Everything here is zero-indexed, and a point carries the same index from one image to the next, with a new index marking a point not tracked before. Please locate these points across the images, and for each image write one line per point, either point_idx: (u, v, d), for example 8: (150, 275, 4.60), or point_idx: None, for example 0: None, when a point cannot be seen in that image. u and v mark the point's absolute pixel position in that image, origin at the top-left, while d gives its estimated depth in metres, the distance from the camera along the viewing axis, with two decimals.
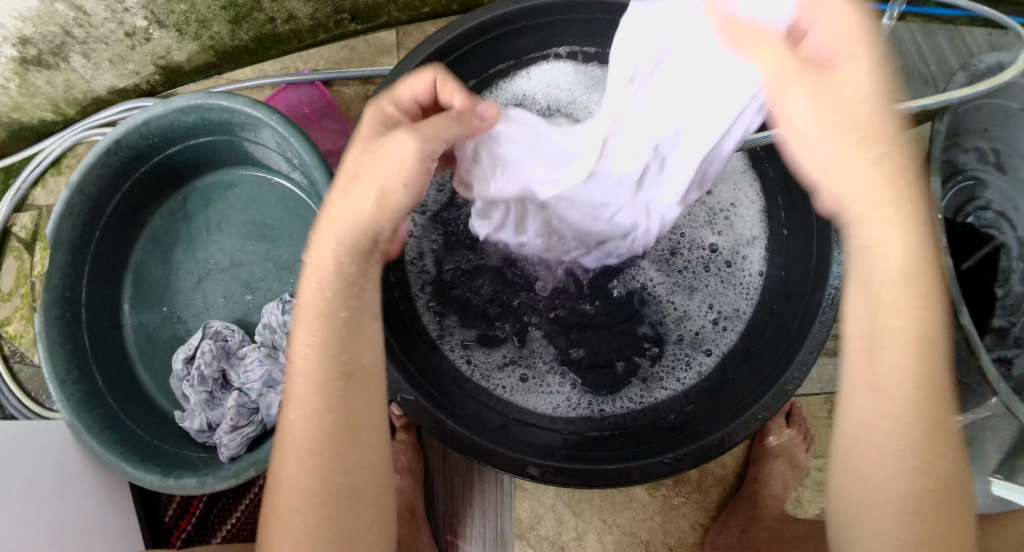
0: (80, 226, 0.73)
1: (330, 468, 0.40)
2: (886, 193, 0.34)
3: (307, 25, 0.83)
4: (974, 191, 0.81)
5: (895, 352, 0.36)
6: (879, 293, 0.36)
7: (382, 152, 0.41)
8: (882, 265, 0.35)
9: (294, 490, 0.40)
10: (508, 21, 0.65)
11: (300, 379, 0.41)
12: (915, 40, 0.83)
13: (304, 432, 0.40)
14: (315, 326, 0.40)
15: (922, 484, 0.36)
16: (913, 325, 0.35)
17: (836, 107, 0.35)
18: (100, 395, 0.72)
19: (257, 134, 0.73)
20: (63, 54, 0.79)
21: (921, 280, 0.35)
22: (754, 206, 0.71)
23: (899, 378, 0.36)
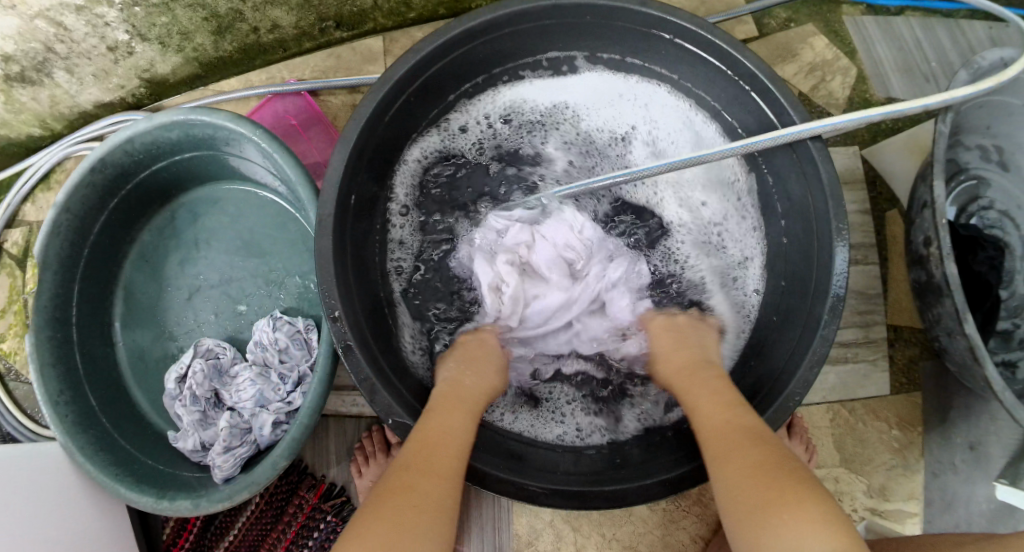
0: (68, 246, 0.72)
1: (443, 504, 0.45)
2: (686, 349, 0.61)
3: (291, 34, 0.81)
4: (977, 190, 0.79)
5: (703, 405, 0.52)
6: (690, 393, 0.55)
7: (488, 359, 0.63)
8: (688, 388, 0.55)
9: (413, 500, 0.44)
10: (495, 29, 0.63)
11: (445, 427, 0.51)
12: (915, 35, 0.81)
13: (444, 465, 0.47)
14: (468, 414, 0.54)
15: (755, 480, 0.42)
16: (708, 394, 0.53)
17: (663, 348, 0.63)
18: (93, 416, 0.71)
19: (242, 149, 0.72)
20: (45, 70, 0.78)
21: (699, 370, 0.57)
22: (746, 228, 0.71)
23: (714, 414, 0.50)
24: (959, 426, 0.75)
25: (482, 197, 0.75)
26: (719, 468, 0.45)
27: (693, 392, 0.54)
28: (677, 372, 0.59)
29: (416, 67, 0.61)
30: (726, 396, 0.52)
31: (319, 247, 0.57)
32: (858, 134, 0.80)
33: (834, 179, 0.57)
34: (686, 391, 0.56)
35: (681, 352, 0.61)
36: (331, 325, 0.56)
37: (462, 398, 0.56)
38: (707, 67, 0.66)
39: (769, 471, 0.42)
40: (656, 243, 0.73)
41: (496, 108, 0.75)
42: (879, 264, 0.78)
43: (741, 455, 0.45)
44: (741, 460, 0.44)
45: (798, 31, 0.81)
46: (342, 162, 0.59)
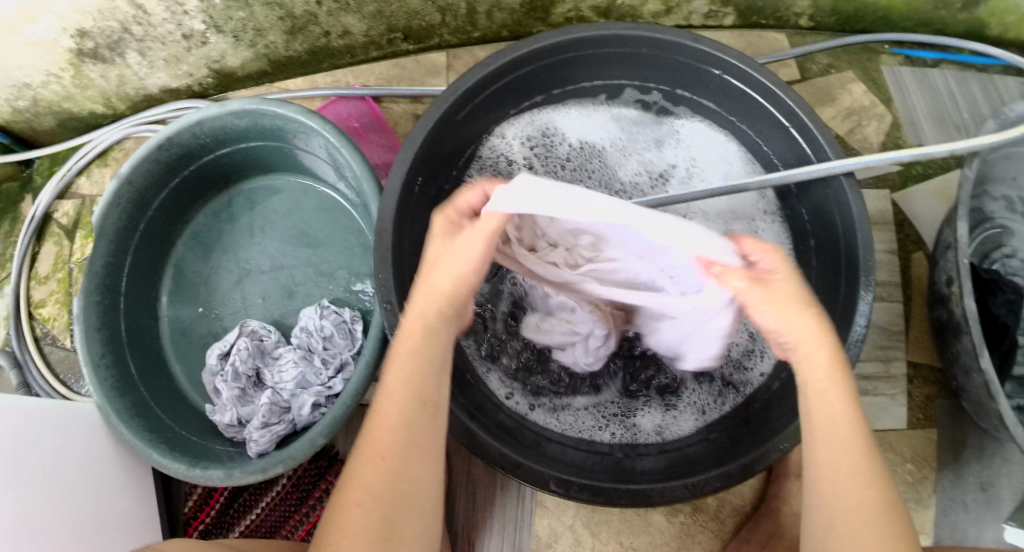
0: (125, 218, 0.75)
1: (397, 477, 0.47)
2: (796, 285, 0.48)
3: (361, 41, 0.85)
4: (1001, 239, 0.82)
5: (833, 395, 0.46)
6: (820, 397, 0.46)
7: (459, 251, 0.50)
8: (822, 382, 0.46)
9: (360, 496, 0.46)
10: (558, 51, 0.67)
11: (390, 396, 0.49)
12: (948, 88, 0.85)
13: (385, 444, 0.47)
14: (411, 359, 0.49)
15: (869, 497, 0.44)
16: (838, 395, 0.46)
17: (773, 298, 0.46)
18: (132, 383, 0.73)
19: (307, 142, 0.75)
20: (119, 50, 0.82)
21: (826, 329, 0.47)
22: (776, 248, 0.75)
23: (831, 429, 0.45)
24: (973, 467, 0.78)
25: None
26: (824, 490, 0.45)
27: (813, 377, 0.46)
28: (799, 337, 0.46)
29: (484, 81, 0.65)
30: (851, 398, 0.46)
31: (380, 236, 0.60)
32: (889, 177, 0.84)
33: (864, 213, 0.60)
34: (819, 380, 0.46)
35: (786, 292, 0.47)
36: (384, 311, 0.59)
37: (406, 339, 0.50)
38: (752, 106, 0.70)
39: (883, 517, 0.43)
40: None
41: (547, 130, 0.80)
42: (903, 302, 0.81)
43: (866, 472, 0.44)
44: (849, 482, 0.44)
45: (838, 76, 0.86)
46: (408, 159, 0.62)
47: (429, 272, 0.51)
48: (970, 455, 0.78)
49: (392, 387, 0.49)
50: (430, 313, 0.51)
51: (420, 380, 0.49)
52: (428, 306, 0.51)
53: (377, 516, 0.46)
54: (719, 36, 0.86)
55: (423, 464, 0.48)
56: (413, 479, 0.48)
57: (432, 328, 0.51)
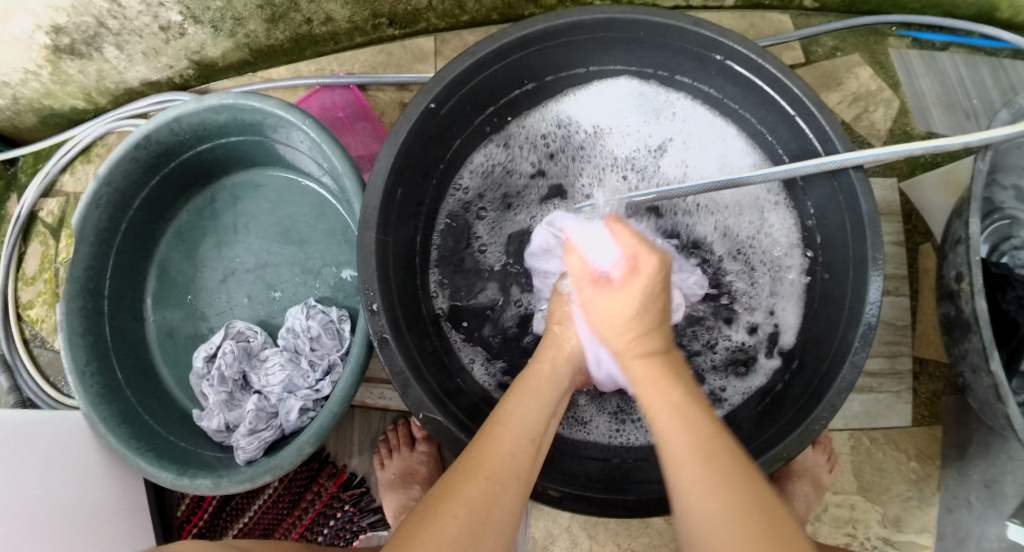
0: (105, 219, 0.73)
1: (493, 503, 0.42)
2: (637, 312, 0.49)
3: (344, 27, 0.82)
4: (1010, 229, 0.79)
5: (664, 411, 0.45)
6: (651, 402, 0.46)
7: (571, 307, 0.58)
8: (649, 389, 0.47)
9: (457, 508, 0.41)
10: (548, 37, 0.64)
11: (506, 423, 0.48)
12: (958, 70, 0.81)
13: (493, 465, 0.44)
14: (532, 396, 0.50)
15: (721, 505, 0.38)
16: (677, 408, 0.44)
17: (606, 310, 0.51)
18: (118, 388, 0.72)
19: (289, 136, 0.72)
20: (96, 44, 0.79)
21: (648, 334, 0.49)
22: (787, 240, 0.71)
23: (680, 436, 0.42)
24: (977, 464, 0.75)
25: (532, 204, 0.77)
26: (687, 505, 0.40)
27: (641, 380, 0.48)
28: (627, 340, 0.50)
29: (471, 69, 0.62)
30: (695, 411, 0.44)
31: (363, 238, 0.58)
32: (897, 165, 0.81)
33: (873, 207, 0.57)
34: (642, 380, 0.48)
35: (639, 308, 0.49)
36: (369, 315, 0.57)
37: (528, 381, 0.52)
38: (755, 92, 0.66)
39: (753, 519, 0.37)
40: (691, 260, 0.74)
41: (543, 119, 0.77)
42: (910, 296, 0.79)
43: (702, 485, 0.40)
44: (696, 494, 0.40)
45: (844, 60, 0.82)
46: (392, 156, 0.59)
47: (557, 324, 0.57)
48: (977, 452, 0.75)
49: (510, 418, 0.48)
50: (554, 360, 0.54)
51: (539, 420, 0.49)
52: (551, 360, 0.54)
53: (468, 533, 0.40)
54: (719, 18, 0.82)
55: (515, 504, 0.44)
56: (507, 511, 0.43)
57: (555, 389, 0.53)
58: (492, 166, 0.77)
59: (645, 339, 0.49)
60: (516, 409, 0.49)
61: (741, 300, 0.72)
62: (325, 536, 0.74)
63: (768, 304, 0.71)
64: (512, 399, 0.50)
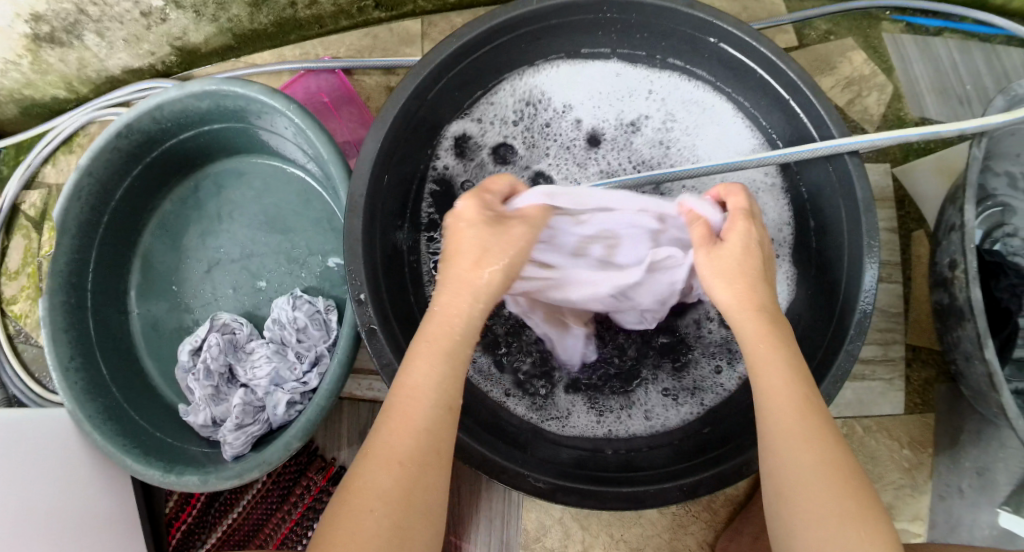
0: (88, 210, 0.71)
1: (410, 489, 0.40)
2: (752, 269, 0.48)
3: (329, 11, 0.80)
4: (1002, 217, 0.79)
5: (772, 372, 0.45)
6: (757, 357, 0.45)
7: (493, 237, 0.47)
8: (754, 338, 0.46)
9: (370, 502, 0.40)
10: (538, 19, 0.63)
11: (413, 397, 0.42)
12: (951, 55, 0.80)
13: (402, 447, 0.41)
14: (432, 353, 0.43)
15: (828, 477, 0.41)
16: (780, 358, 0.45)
17: (717, 269, 0.48)
18: (103, 383, 0.71)
19: (272, 123, 0.71)
20: (76, 32, 0.78)
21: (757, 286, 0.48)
22: (782, 218, 0.71)
23: (788, 395, 0.43)
24: (969, 452, 0.75)
25: (521, 181, 0.75)
26: (797, 460, 0.42)
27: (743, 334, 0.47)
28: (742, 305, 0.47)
29: (457, 52, 0.60)
30: (802, 369, 0.45)
31: (349, 226, 0.57)
32: (890, 151, 0.80)
33: (868, 193, 0.57)
34: (754, 336, 0.46)
35: (751, 261, 0.48)
36: (356, 306, 0.56)
37: (429, 337, 0.44)
38: (748, 75, 0.65)
39: (848, 477, 0.41)
40: None
41: (525, 98, 0.74)
42: (903, 283, 0.78)
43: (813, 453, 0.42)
44: (804, 463, 0.41)
45: (837, 44, 0.81)
46: (378, 143, 0.58)
47: (461, 257, 0.46)
48: (969, 440, 0.75)
49: (415, 385, 0.43)
50: (463, 307, 0.45)
51: (443, 384, 0.43)
52: (459, 314, 0.45)
53: (389, 527, 0.39)
54: (712, 1, 0.81)
55: (438, 479, 0.42)
56: (428, 489, 0.41)
57: (468, 329, 0.45)
58: (478, 145, 0.74)
59: (755, 291, 0.47)
60: (420, 372, 0.43)
61: None
62: (315, 531, 0.74)
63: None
64: (418, 364, 0.43)
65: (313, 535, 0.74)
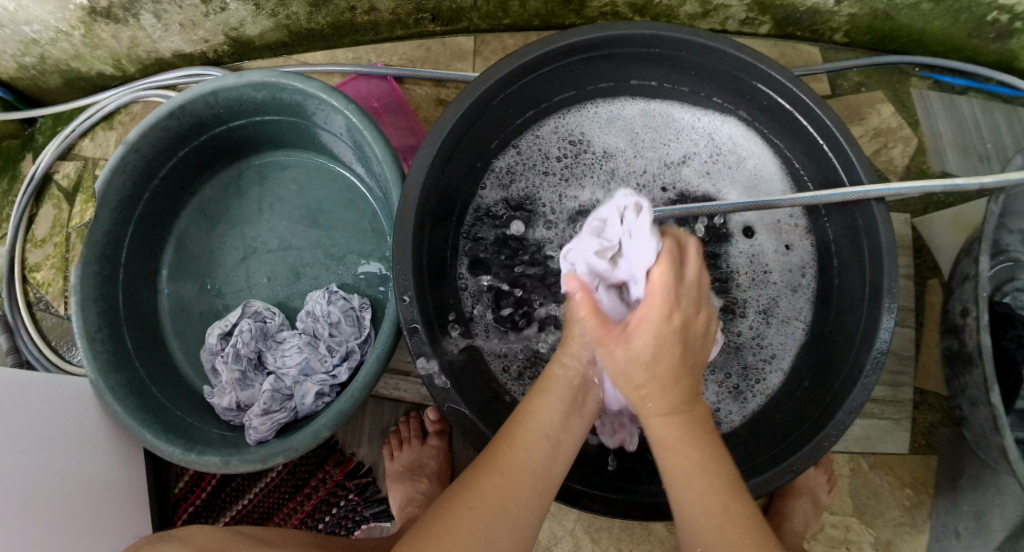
0: (129, 186, 0.72)
1: (509, 495, 0.43)
2: (654, 364, 0.46)
3: (386, 18, 0.82)
4: (1012, 271, 0.83)
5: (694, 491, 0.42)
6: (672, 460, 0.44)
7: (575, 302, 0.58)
8: (668, 449, 0.44)
9: (471, 499, 0.42)
10: (593, 48, 0.65)
11: (530, 417, 0.48)
12: (975, 116, 0.84)
13: (514, 461, 0.45)
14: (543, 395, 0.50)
15: None
16: (702, 469, 0.43)
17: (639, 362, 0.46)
18: (128, 357, 0.71)
19: (326, 121, 0.72)
20: (135, 10, 0.79)
21: (656, 352, 0.46)
22: (805, 247, 0.75)
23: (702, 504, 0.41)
24: (966, 494, 0.76)
25: (571, 204, 0.78)
26: None
27: (669, 434, 0.45)
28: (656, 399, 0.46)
29: (518, 71, 0.63)
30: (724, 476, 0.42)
31: (400, 226, 0.59)
32: (911, 202, 0.84)
33: (893, 240, 0.60)
34: (662, 443, 0.45)
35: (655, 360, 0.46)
36: (400, 304, 0.58)
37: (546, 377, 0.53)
38: (790, 122, 0.69)
39: None
40: (728, 278, 0.76)
41: (569, 127, 0.78)
42: (915, 328, 0.81)
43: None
44: None
45: (867, 95, 0.85)
46: (434, 149, 0.60)
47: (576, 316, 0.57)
48: None
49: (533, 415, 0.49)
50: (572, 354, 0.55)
51: (559, 416, 0.49)
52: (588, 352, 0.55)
53: (484, 528, 0.41)
54: (753, 45, 0.85)
55: (531, 501, 0.44)
56: (523, 506, 0.43)
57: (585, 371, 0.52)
58: (525, 158, 0.77)
59: (658, 376, 0.46)
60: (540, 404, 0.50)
61: (770, 314, 0.74)
62: (326, 524, 0.74)
63: (788, 307, 0.74)
64: (533, 400, 0.50)
65: (323, 528, 0.74)
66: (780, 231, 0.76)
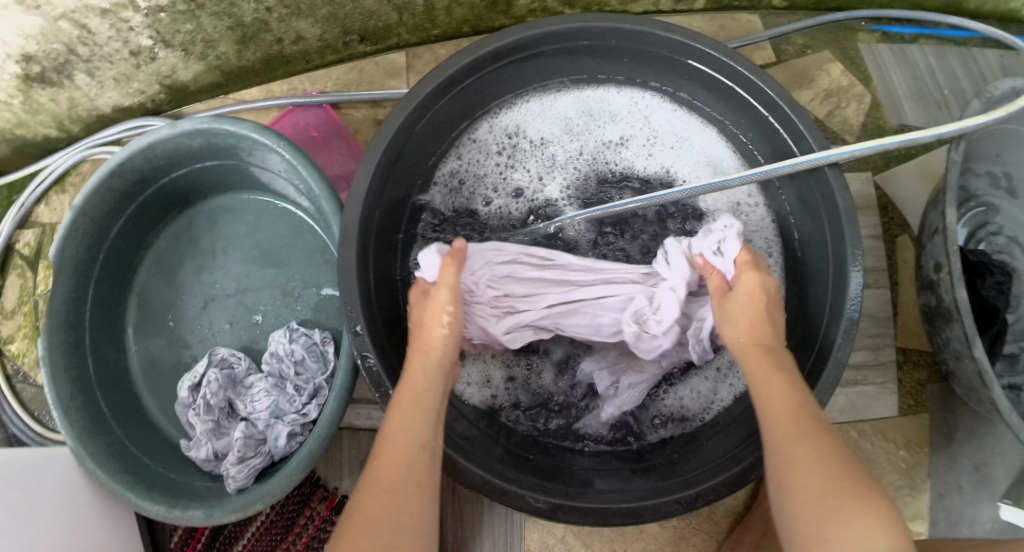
0: (83, 250, 0.72)
1: (397, 526, 0.40)
2: (754, 309, 0.53)
3: (315, 46, 0.81)
4: (986, 217, 0.82)
5: (778, 392, 0.45)
6: (757, 374, 0.48)
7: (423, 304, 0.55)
8: (753, 362, 0.49)
9: (362, 530, 0.39)
10: (517, 48, 0.64)
11: (394, 434, 0.45)
12: (927, 64, 0.82)
13: (392, 481, 0.42)
14: (413, 407, 0.47)
15: (820, 468, 0.39)
16: (782, 380, 0.46)
17: (741, 311, 0.53)
18: (104, 420, 0.71)
19: (263, 159, 0.72)
20: (66, 71, 0.78)
21: (762, 302, 0.53)
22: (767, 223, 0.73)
23: (781, 403, 0.44)
24: (965, 448, 0.77)
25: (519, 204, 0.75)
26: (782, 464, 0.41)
27: (757, 350, 0.50)
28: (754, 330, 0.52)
29: (443, 83, 0.62)
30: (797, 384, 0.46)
31: (343, 259, 0.58)
32: (871, 160, 0.82)
33: (850, 205, 0.58)
34: (752, 361, 0.49)
35: (755, 319, 0.52)
36: (353, 336, 0.57)
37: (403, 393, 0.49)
38: (731, 97, 0.67)
39: (832, 466, 0.39)
40: None
41: (508, 128, 0.76)
42: (890, 288, 0.80)
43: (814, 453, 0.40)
44: (814, 464, 0.40)
45: (814, 57, 0.83)
46: (368, 174, 0.59)
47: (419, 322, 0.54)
48: (964, 437, 0.77)
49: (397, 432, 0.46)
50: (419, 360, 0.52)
51: (425, 424, 0.47)
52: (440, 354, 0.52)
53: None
54: (690, 22, 0.83)
55: (421, 516, 0.42)
56: (412, 522, 0.41)
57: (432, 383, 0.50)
58: (468, 166, 0.75)
59: (756, 327, 0.51)
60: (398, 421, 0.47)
61: None
62: None
63: None
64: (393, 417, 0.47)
65: None
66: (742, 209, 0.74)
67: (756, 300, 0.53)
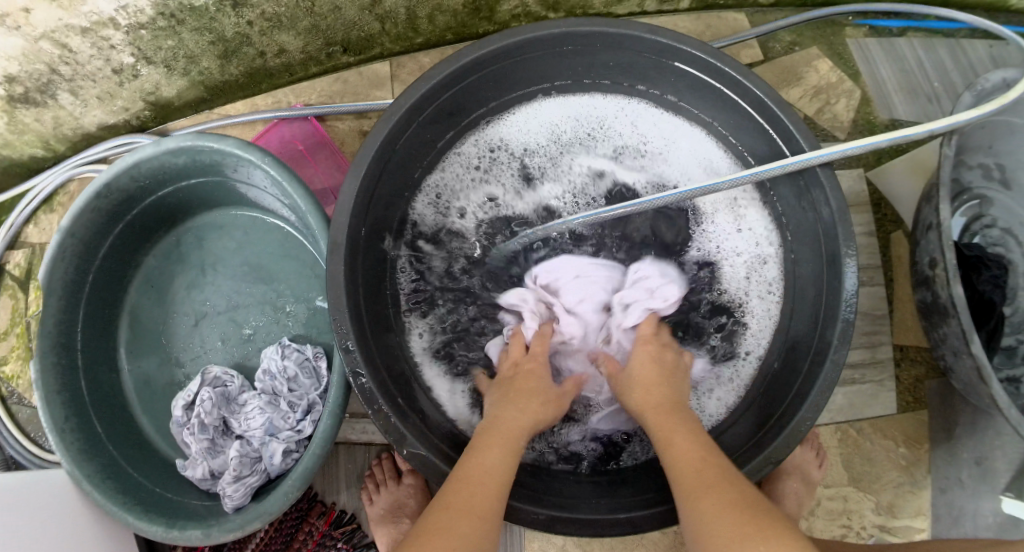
0: (72, 271, 0.71)
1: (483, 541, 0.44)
2: (656, 374, 0.60)
3: (298, 58, 0.80)
4: (980, 209, 0.81)
5: (680, 443, 0.51)
6: (662, 430, 0.53)
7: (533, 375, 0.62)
8: (654, 421, 0.54)
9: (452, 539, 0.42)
10: (499, 57, 0.63)
11: (481, 466, 0.50)
12: (916, 58, 0.81)
13: (480, 504, 0.46)
14: (506, 447, 0.52)
15: (730, 507, 0.43)
16: (682, 433, 0.52)
17: (645, 377, 0.59)
18: (99, 441, 0.71)
19: (248, 175, 0.71)
20: (50, 91, 0.77)
21: (665, 374, 0.60)
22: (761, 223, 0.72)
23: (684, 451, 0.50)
24: (963, 441, 0.75)
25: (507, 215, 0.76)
26: (693, 507, 0.44)
27: (662, 411, 0.55)
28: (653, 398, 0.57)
29: (426, 95, 0.61)
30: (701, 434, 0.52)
31: (331, 275, 0.57)
32: (863, 157, 0.81)
33: (842, 203, 0.57)
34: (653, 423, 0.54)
35: (654, 384, 0.59)
36: (343, 354, 0.57)
37: (498, 432, 0.54)
38: (718, 98, 0.66)
39: (734, 498, 0.44)
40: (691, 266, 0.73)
41: (493, 139, 0.75)
42: (885, 285, 0.79)
43: (719, 491, 0.44)
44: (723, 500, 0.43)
45: (802, 54, 0.82)
46: (354, 189, 0.58)
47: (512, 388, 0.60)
48: (963, 431, 0.75)
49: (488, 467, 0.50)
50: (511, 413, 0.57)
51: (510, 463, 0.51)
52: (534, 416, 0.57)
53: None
54: (676, 22, 0.82)
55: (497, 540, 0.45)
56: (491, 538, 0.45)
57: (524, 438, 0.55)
58: (454, 179, 0.75)
59: (652, 391, 0.58)
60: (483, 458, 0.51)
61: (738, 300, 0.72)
62: None
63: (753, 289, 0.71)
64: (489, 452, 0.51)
65: None
66: (735, 210, 0.73)
67: (658, 371, 0.60)
